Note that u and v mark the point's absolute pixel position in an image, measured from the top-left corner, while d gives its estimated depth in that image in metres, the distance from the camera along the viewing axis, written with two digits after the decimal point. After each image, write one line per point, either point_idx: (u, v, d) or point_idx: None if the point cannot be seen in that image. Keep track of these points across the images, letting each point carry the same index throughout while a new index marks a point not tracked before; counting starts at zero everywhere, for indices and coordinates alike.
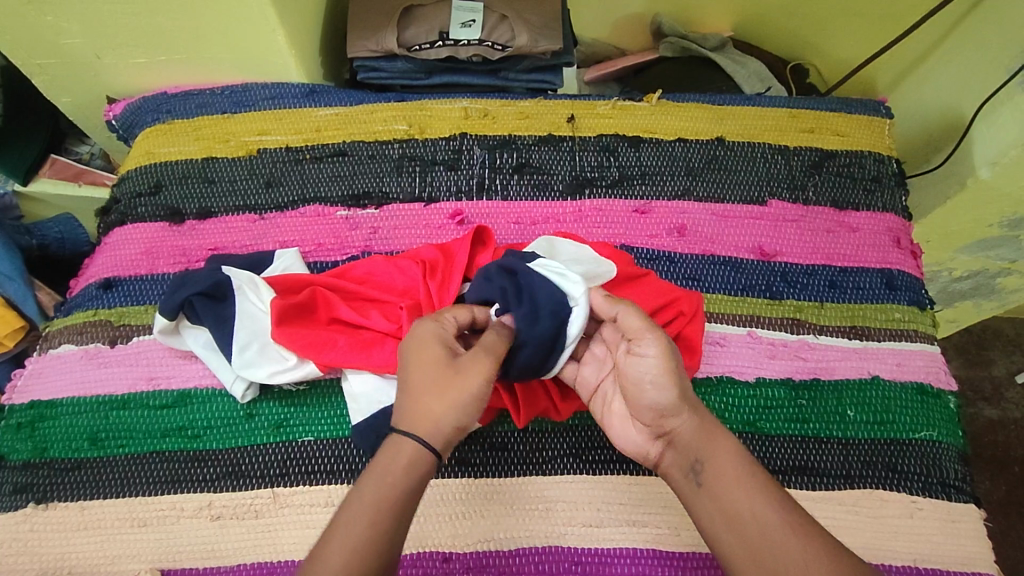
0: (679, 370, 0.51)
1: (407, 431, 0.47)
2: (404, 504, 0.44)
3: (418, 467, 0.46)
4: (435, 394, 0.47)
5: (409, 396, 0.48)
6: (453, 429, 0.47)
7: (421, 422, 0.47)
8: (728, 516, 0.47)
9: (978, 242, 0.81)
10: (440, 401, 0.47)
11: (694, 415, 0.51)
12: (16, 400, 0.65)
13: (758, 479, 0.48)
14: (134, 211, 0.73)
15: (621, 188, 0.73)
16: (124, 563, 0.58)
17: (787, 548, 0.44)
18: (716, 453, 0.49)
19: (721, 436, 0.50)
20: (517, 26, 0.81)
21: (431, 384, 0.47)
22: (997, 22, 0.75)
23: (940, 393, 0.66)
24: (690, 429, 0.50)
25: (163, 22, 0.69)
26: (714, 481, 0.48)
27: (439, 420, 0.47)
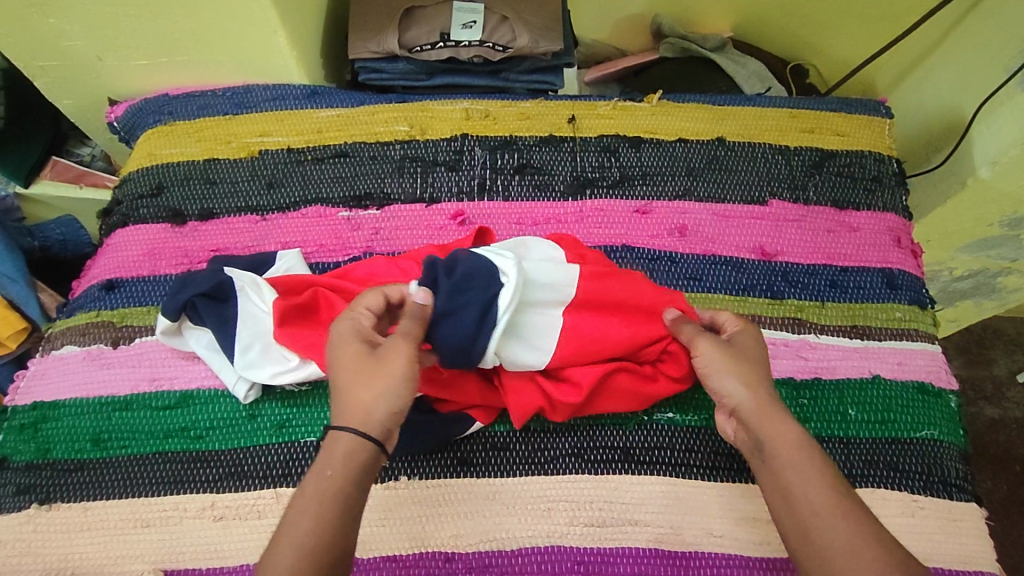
0: (739, 363, 0.53)
1: (342, 425, 0.46)
2: (346, 493, 0.44)
3: (356, 456, 0.45)
4: (361, 385, 0.47)
5: (340, 390, 0.48)
6: (388, 415, 0.47)
7: (355, 414, 0.47)
8: (784, 494, 0.48)
9: (978, 242, 0.81)
10: (368, 391, 0.47)
11: (753, 394, 0.52)
12: (18, 401, 0.65)
13: (814, 461, 0.48)
14: (135, 212, 0.73)
15: (622, 188, 0.73)
16: (127, 563, 0.58)
17: (835, 530, 0.45)
18: (775, 431, 0.50)
19: (781, 415, 0.51)
20: (517, 27, 0.82)
21: (356, 377, 0.48)
22: (996, 22, 0.76)
23: (941, 393, 0.66)
24: (754, 407, 0.51)
25: (165, 24, 0.69)
26: (774, 457, 0.49)
27: (371, 409, 0.47)
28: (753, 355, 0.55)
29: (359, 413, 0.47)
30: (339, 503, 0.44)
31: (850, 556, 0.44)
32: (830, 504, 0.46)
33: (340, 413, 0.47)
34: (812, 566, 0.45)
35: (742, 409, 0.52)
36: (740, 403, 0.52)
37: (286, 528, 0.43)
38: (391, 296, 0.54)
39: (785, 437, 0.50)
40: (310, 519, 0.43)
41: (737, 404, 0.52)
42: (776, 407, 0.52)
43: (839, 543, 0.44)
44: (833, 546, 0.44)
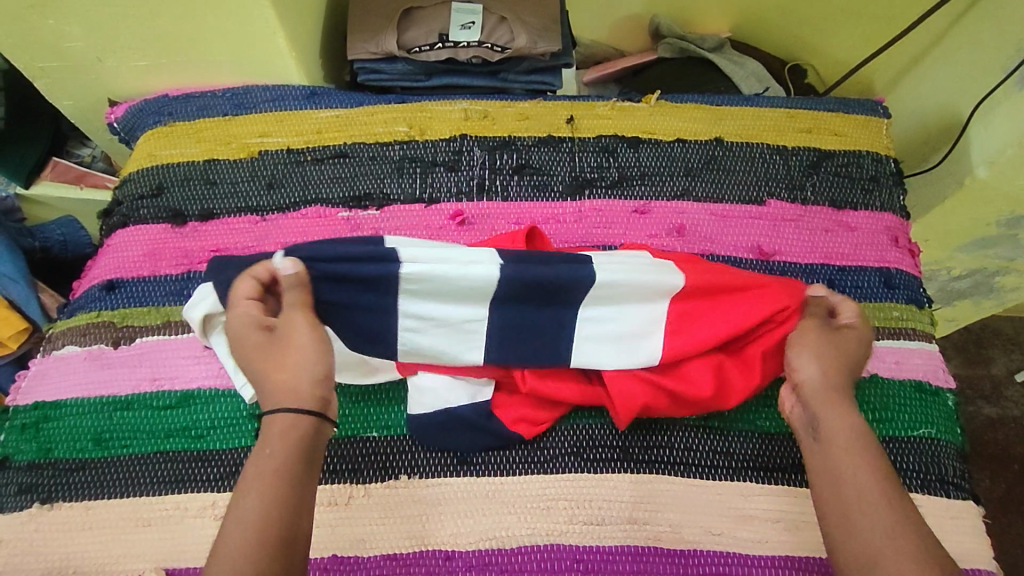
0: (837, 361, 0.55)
1: (274, 406, 0.50)
2: (288, 464, 0.47)
3: (292, 431, 0.49)
4: (279, 368, 0.51)
5: (263, 379, 0.51)
6: (311, 384, 0.51)
7: (281, 394, 0.50)
8: (831, 473, 0.50)
9: (976, 241, 0.81)
10: (284, 371, 0.51)
11: (825, 384, 0.54)
12: (20, 401, 0.65)
13: (871, 450, 0.50)
14: (136, 213, 0.73)
15: (620, 188, 0.74)
16: (128, 562, 0.59)
17: (869, 515, 0.46)
18: (834, 413, 0.52)
19: (848, 404, 0.53)
20: (516, 28, 0.82)
21: (270, 362, 0.51)
22: (992, 22, 0.76)
23: (938, 391, 0.66)
24: (824, 389, 0.53)
25: (165, 25, 0.69)
26: (832, 437, 0.51)
27: (295, 385, 0.50)
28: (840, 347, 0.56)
29: (288, 393, 0.50)
30: (285, 477, 0.47)
31: (885, 541, 0.45)
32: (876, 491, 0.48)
33: (268, 399, 0.50)
34: (839, 531, 0.47)
35: (810, 390, 0.54)
36: (814, 384, 0.54)
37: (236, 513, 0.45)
38: (261, 277, 0.55)
39: (848, 424, 0.51)
40: (258, 494, 0.45)
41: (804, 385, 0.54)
42: (844, 396, 0.53)
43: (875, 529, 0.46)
44: (866, 528, 0.46)
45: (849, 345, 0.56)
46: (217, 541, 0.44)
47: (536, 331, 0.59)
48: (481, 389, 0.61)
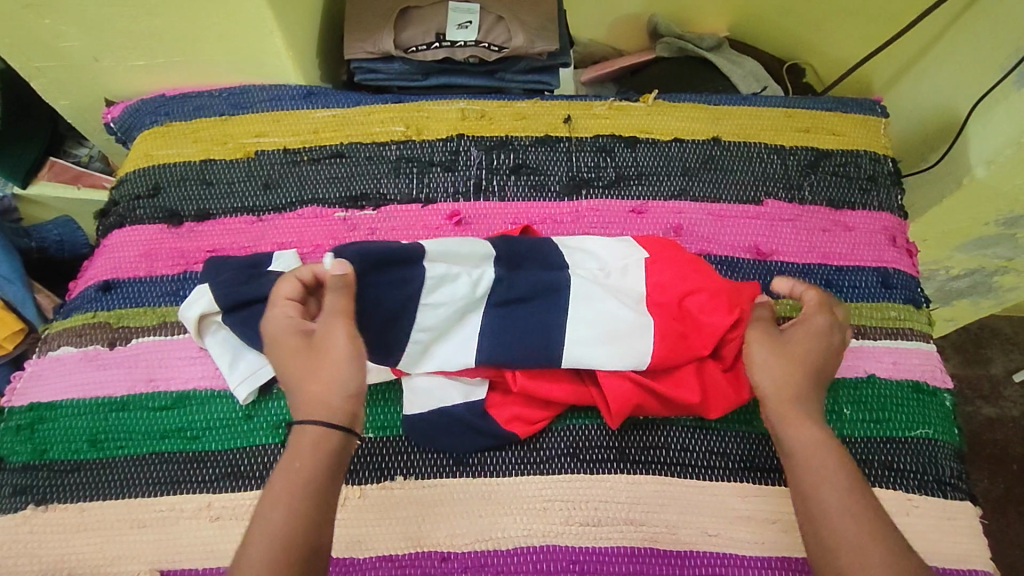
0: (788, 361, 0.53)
1: (306, 418, 0.48)
2: (315, 479, 0.47)
3: (322, 446, 0.48)
4: (314, 377, 0.49)
5: (298, 385, 0.50)
6: (345, 400, 0.49)
7: (314, 405, 0.49)
8: (804, 491, 0.49)
9: (974, 240, 0.81)
10: (319, 383, 0.49)
11: (785, 393, 0.52)
12: (15, 402, 0.65)
13: (837, 456, 0.49)
14: (132, 214, 0.73)
15: (618, 188, 0.73)
16: (124, 563, 0.58)
17: (849, 533, 0.46)
18: (798, 424, 0.51)
19: (809, 412, 0.52)
20: (513, 27, 0.82)
21: (307, 371, 0.50)
22: (991, 21, 0.76)
23: (936, 392, 0.66)
24: (786, 398, 0.52)
25: (161, 24, 0.69)
26: (798, 449, 0.50)
27: (327, 399, 0.49)
28: (800, 346, 0.54)
29: (320, 406, 0.49)
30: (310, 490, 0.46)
31: (855, 558, 0.45)
32: (850, 506, 0.47)
33: (299, 407, 0.49)
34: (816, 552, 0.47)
35: (772, 404, 0.52)
36: (775, 396, 0.52)
37: (258, 524, 0.45)
38: (306, 277, 0.55)
39: (813, 436, 0.50)
40: (283, 509, 0.45)
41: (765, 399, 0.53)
42: (803, 402, 0.52)
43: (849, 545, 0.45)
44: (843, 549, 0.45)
45: (811, 344, 0.55)
46: (240, 551, 0.44)
47: (524, 330, 0.59)
48: (474, 389, 0.61)
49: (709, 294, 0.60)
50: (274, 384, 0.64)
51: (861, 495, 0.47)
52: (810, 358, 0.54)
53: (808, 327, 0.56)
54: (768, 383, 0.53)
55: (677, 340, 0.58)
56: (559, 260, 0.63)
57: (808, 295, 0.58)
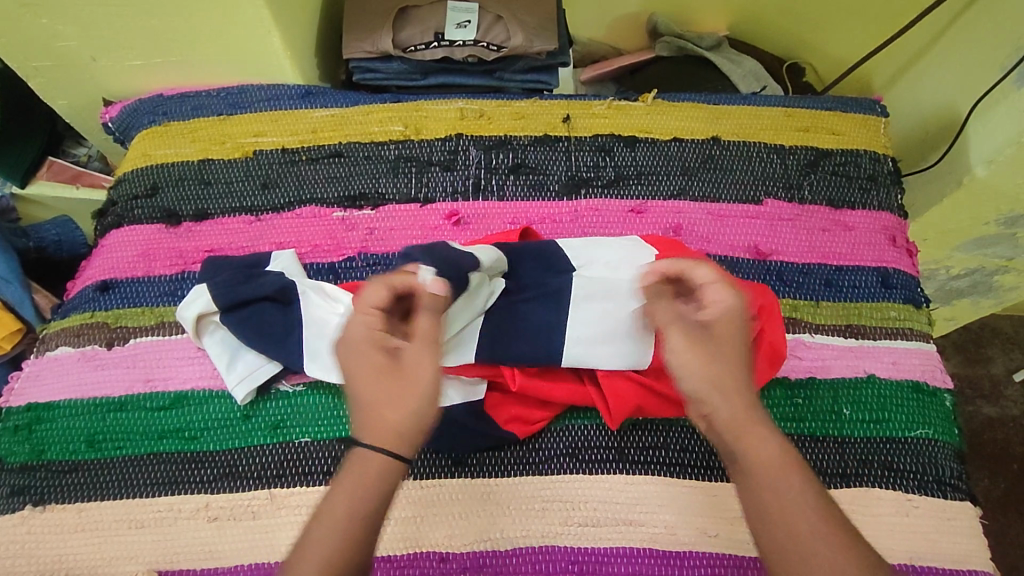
0: (714, 361, 0.48)
1: (370, 443, 0.46)
2: (368, 505, 0.45)
3: (384, 477, 0.45)
4: (389, 404, 0.46)
5: (368, 404, 0.47)
6: (416, 432, 0.46)
7: (380, 430, 0.46)
8: (767, 513, 0.45)
9: (974, 240, 0.81)
10: (394, 409, 0.46)
11: (732, 403, 0.47)
12: (12, 402, 0.65)
13: (795, 467, 0.46)
14: (130, 213, 0.73)
15: (617, 188, 0.73)
16: (121, 564, 0.58)
17: (824, 559, 0.42)
18: (755, 436, 0.47)
19: (760, 420, 0.48)
20: (511, 26, 0.81)
21: (382, 394, 0.47)
22: (991, 21, 0.75)
23: (936, 392, 0.66)
24: (734, 409, 0.47)
25: (158, 24, 0.69)
26: (753, 466, 0.46)
27: (397, 428, 0.46)
28: (725, 339, 0.49)
29: (386, 434, 0.46)
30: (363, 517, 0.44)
31: None
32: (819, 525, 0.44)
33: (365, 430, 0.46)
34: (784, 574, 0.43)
35: (721, 417, 0.47)
36: (722, 407, 0.47)
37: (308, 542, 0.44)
38: (397, 286, 0.51)
39: (769, 449, 0.46)
40: (335, 531, 0.43)
41: (714, 413, 0.47)
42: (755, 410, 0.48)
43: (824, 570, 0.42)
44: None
45: (730, 335, 0.49)
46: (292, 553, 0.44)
47: (524, 330, 0.59)
48: (474, 389, 0.60)
49: None
50: (273, 383, 0.63)
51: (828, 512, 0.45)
52: (734, 353, 0.49)
53: (727, 313, 0.50)
54: (711, 393, 0.48)
55: None
56: (564, 263, 0.62)
57: (701, 272, 0.52)
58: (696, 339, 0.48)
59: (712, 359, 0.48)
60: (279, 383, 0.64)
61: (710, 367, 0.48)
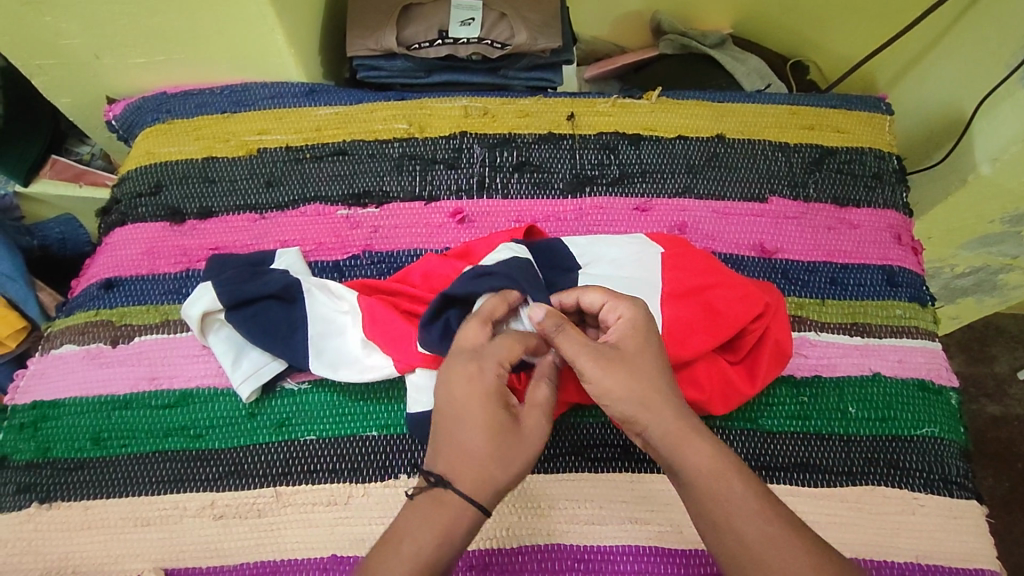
0: (632, 381, 0.50)
1: (464, 493, 0.47)
2: (447, 551, 0.46)
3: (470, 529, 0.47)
4: (500, 460, 0.48)
5: (476, 455, 0.48)
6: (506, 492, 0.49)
7: (475, 479, 0.47)
8: (719, 523, 0.46)
9: (980, 238, 0.80)
10: (503, 468, 0.48)
11: (660, 418, 0.49)
12: (18, 400, 0.65)
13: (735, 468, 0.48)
14: (134, 211, 0.73)
15: (621, 186, 0.73)
16: (127, 562, 0.58)
17: (781, 561, 0.44)
18: (692, 443, 0.48)
19: (694, 426, 0.49)
20: (515, 24, 0.81)
21: (497, 451, 0.48)
22: (996, 18, 0.75)
23: (941, 390, 0.65)
24: (665, 424, 0.49)
25: (162, 22, 0.69)
26: (694, 475, 0.47)
27: (498, 484, 0.48)
28: (637, 353, 0.51)
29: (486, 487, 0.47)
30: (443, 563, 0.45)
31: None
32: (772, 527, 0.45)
33: (463, 478, 0.47)
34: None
35: (654, 432, 0.49)
36: (650, 424, 0.49)
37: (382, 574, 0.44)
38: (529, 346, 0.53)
39: (710, 457, 0.48)
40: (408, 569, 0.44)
41: (646, 431, 0.49)
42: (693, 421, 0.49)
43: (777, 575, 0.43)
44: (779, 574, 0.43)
45: (639, 346, 0.51)
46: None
47: None
48: None
49: (719, 291, 0.60)
50: (277, 381, 0.64)
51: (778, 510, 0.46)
52: (651, 363, 0.51)
53: (630, 328, 0.52)
54: (638, 413, 0.49)
55: (685, 338, 0.58)
56: (571, 263, 0.63)
57: (592, 297, 0.54)
58: (607, 362, 0.50)
59: (627, 378, 0.50)
60: (283, 380, 0.64)
61: (628, 386, 0.49)
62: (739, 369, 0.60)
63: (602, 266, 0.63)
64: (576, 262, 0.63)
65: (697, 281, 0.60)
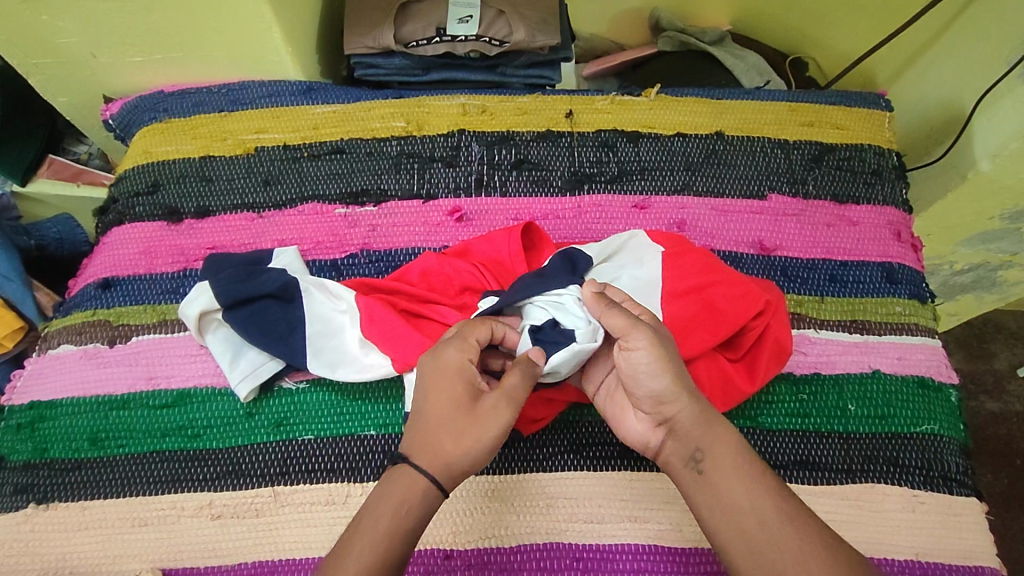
0: (673, 359, 0.50)
1: (420, 465, 0.48)
2: (412, 519, 0.47)
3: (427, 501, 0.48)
4: (451, 433, 0.49)
5: (431, 428, 0.49)
6: (463, 471, 0.49)
7: (432, 455, 0.48)
8: (731, 510, 0.47)
9: (979, 234, 0.80)
10: (455, 442, 0.48)
11: (694, 403, 0.50)
12: (15, 400, 0.65)
13: (756, 473, 0.49)
14: (131, 211, 0.73)
15: (620, 183, 0.73)
16: (125, 562, 0.58)
17: (795, 542, 0.45)
18: (717, 443, 0.50)
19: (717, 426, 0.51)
20: (513, 21, 0.81)
21: (450, 422, 0.49)
22: (997, 13, 0.75)
23: (941, 387, 0.65)
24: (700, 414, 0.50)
25: (158, 20, 0.68)
26: (714, 474, 0.49)
27: (451, 461, 0.48)
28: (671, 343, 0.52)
29: (440, 463, 0.48)
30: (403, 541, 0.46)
31: (801, 567, 0.44)
32: (783, 530, 0.45)
33: (422, 452, 0.49)
34: (753, 565, 0.45)
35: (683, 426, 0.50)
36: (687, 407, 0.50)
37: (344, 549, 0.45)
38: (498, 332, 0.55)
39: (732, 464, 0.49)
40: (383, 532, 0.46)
41: (681, 413, 0.50)
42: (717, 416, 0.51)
43: (792, 559, 0.44)
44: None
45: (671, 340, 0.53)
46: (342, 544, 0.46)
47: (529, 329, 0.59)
48: None
49: (722, 288, 0.60)
50: (276, 381, 0.63)
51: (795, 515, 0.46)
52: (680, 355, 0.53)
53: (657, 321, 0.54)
54: (679, 395, 0.50)
55: (684, 336, 0.58)
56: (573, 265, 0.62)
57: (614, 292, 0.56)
58: (657, 341, 0.50)
59: (673, 359, 0.50)
60: (282, 380, 0.63)
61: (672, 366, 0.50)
62: (739, 368, 0.60)
63: (603, 266, 0.63)
64: (590, 258, 0.61)
65: (701, 278, 0.60)
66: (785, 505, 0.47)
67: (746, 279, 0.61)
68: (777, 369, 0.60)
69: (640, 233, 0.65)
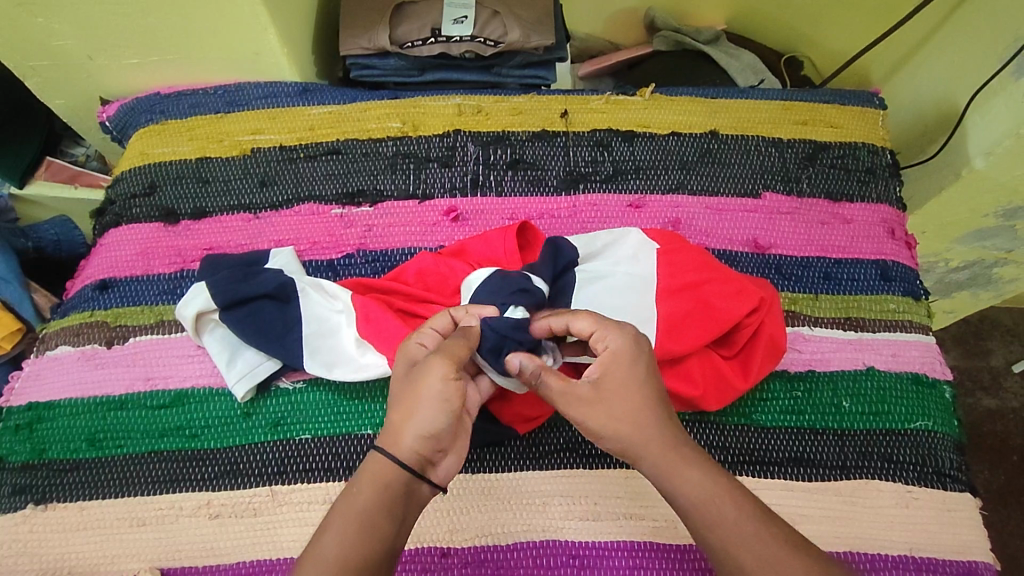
0: (620, 407, 0.50)
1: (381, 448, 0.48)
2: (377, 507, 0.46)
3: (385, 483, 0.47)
4: (396, 406, 0.49)
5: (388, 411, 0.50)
6: (417, 438, 0.48)
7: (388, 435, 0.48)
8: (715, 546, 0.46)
9: (974, 232, 0.81)
10: (400, 412, 0.48)
11: (651, 450, 0.49)
12: (13, 401, 0.65)
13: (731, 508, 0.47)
14: (128, 212, 0.73)
15: (615, 182, 0.73)
16: (124, 562, 0.58)
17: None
18: (683, 485, 0.48)
19: (686, 456, 0.49)
20: (508, 21, 0.81)
21: (396, 399, 0.50)
22: (992, 11, 0.75)
23: (935, 383, 0.66)
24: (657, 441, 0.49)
25: (154, 22, 0.69)
26: (690, 512, 0.48)
27: (401, 432, 0.48)
28: (621, 384, 0.50)
29: (391, 438, 0.48)
30: (380, 536, 0.46)
31: None
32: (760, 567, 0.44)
33: (383, 436, 0.49)
34: None
35: (648, 462, 0.49)
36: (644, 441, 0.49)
37: (320, 549, 0.45)
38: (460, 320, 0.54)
39: (700, 484, 0.48)
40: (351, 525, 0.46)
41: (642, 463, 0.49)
42: (682, 450, 0.49)
43: None
44: None
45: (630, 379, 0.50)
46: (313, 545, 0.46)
47: None
48: None
49: (719, 285, 0.60)
50: (272, 381, 0.64)
51: (773, 525, 0.46)
52: (639, 388, 0.50)
53: (615, 360, 0.50)
54: (634, 447, 0.49)
55: (681, 331, 0.58)
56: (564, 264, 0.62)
57: (581, 324, 0.52)
58: (592, 400, 0.50)
59: (617, 409, 0.50)
60: (278, 380, 0.64)
61: (620, 415, 0.49)
62: (733, 365, 0.61)
63: (600, 263, 0.63)
64: (576, 253, 0.62)
65: (698, 276, 0.60)
66: (761, 541, 0.45)
67: (739, 275, 0.62)
68: (772, 365, 0.60)
69: (635, 232, 0.65)
